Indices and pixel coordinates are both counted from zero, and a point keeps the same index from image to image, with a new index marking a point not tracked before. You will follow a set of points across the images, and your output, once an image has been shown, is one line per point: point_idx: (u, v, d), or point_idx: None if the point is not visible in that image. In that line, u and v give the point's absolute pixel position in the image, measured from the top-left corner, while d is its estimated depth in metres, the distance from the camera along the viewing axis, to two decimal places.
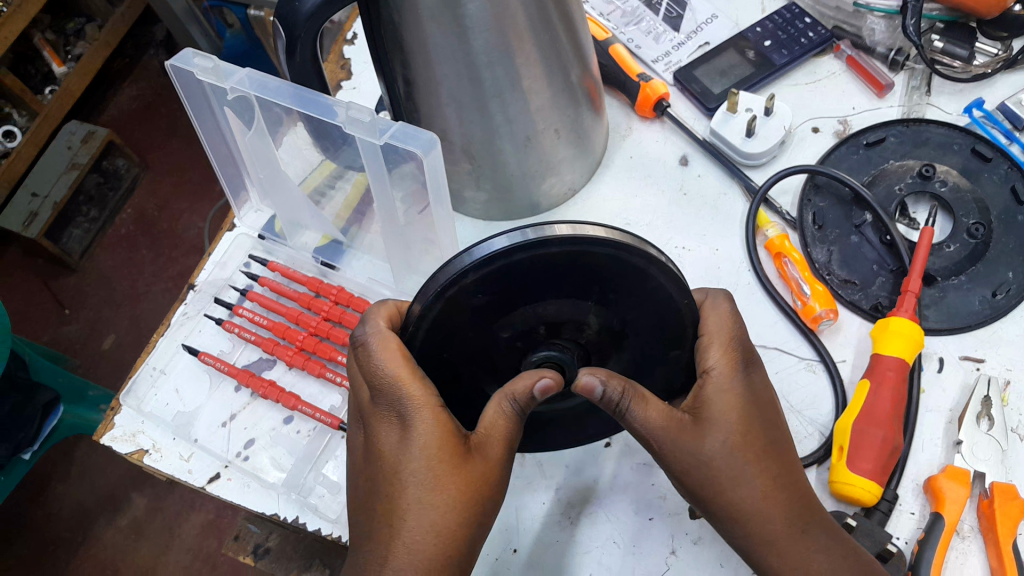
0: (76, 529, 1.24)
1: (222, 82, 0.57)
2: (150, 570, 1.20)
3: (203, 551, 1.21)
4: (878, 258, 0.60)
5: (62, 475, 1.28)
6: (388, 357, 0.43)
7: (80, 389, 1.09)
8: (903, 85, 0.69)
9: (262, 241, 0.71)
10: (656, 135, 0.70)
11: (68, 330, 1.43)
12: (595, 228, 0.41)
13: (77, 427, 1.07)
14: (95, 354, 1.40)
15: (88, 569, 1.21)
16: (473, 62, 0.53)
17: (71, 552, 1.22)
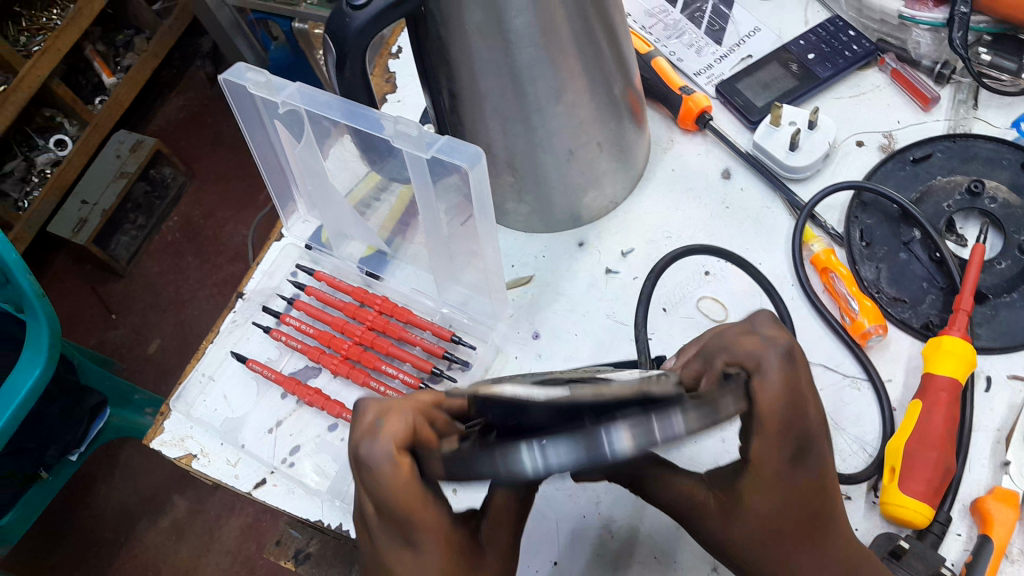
0: (119, 529, 1.27)
1: (273, 96, 0.58)
2: (190, 572, 1.22)
3: (243, 554, 1.23)
4: (928, 275, 0.60)
5: (107, 475, 1.31)
6: (398, 484, 0.38)
7: (125, 392, 1.11)
8: (949, 99, 0.68)
9: (309, 250, 0.73)
10: (698, 148, 0.70)
11: (115, 334, 1.47)
12: (666, 416, 0.30)
13: (123, 430, 1.08)
14: (140, 358, 1.43)
15: (131, 568, 1.24)
16: (518, 76, 0.54)
17: (115, 551, 1.25)
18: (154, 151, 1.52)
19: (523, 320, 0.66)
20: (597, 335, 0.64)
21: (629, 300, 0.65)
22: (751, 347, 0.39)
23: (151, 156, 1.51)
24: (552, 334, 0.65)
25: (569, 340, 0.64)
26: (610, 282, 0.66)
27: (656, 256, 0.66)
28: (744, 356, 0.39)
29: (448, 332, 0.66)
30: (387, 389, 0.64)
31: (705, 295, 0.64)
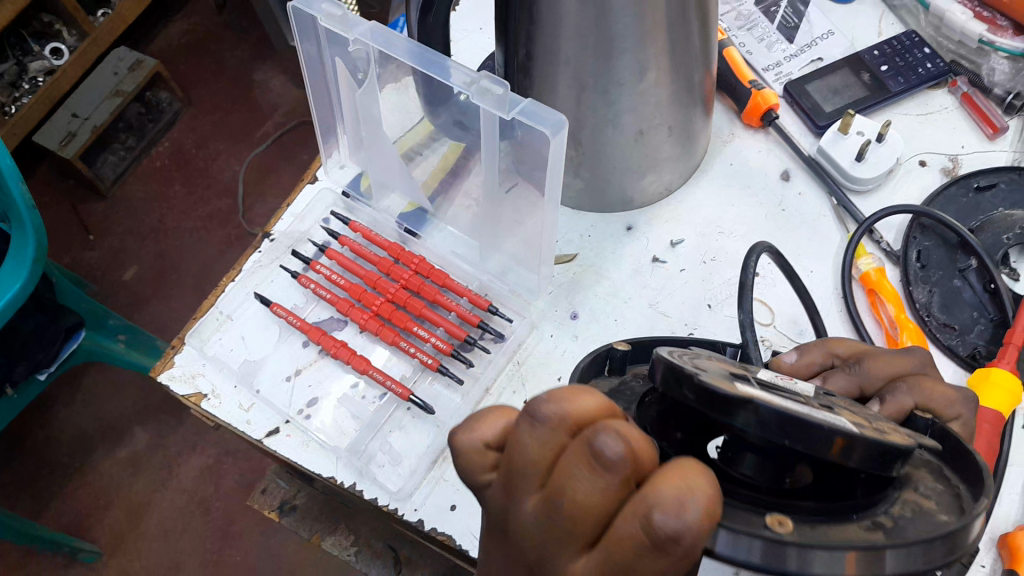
0: (75, 453, 1.23)
1: (347, 32, 0.55)
2: (145, 506, 1.19)
3: (199, 494, 1.20)
4: (978, 306, 0.59)
5: (67, 399, 1.27)
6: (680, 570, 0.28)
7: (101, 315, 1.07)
8: (1017, 131, 0.67)
9: (345, 198, 0.70)
10: (759, 146, 0.68)
11: (91, 256, 1.42)
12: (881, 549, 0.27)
13: (95, 354, 1.05)
14: (115, 283, 1.39)
15: (82, 495, 1.20)
16: (608, 46, 0.52)
17: (69, 476, 1.21)
18: (154, 74, 1.47)
19: (562, 298, 0.64)
20: (636, 322, 0.62)
21: (672, 292, 0.63)
22: (948, 401, 0.45)
23: (150, 78, 1.46)
24: (590, 316, 0.63)
25: (607, 325, 0.62)
26: (655, 270, 0.64)
27: (705, 249, 0.65)
28: (939, 403, 0.45)
29: (485, 301, 0.64)
30: (417, 352, 0.62)
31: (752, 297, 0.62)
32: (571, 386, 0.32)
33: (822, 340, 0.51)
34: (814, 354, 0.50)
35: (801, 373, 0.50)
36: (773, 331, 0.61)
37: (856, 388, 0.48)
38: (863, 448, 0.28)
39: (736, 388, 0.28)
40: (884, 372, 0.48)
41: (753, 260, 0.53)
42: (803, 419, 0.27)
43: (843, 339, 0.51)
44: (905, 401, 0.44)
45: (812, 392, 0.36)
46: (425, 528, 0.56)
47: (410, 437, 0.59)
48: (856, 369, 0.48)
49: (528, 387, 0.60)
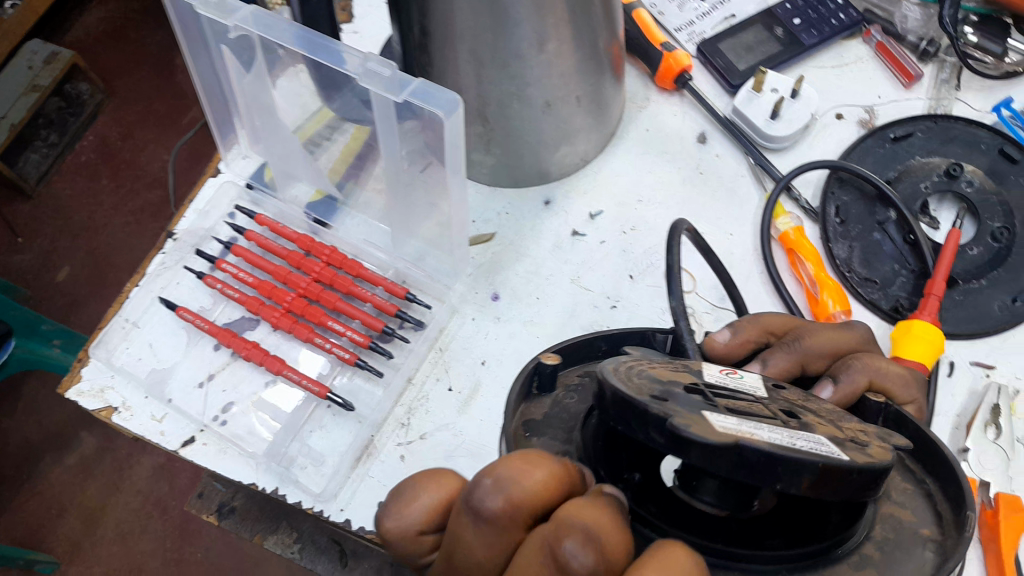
0: (22, 465, 1.17)
1: (224, 17, 0.51)
2: (99, 512, 1.15)
3: (155, 495, 1.16)
4: (899, 257, 0.58)
5: (8, 410, 1.20)
6: None
7: (34, 322, 1.01)
8: (932, 78, 0.66)
9: (249, 190, 0.66)
10: (674, 109, 0.67)
11: (20, 261, 1.34)
12: None
13: (29, 362, 1.01)
14: (49, 286, 1.32)
15: (32, 507, 1.15)
16: (501, 18, 0.49)
17: (16, 489, 1.16)
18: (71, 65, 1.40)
19: (481, 279, 0.62)
20: (559, 300, 0.61)
21: (594, 265, 0.62)
22: (899, 379, 0.46)
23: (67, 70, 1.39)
24: (512, 296, 0.61)
25: (529, 304, 0.61)
26: (576, 244, 0.63)
27: (625, 220, 0.63)
28: (891, 384, 0.45)
29: (402, 289, 0.62)
30: (333, 347, 0.60)
31: None
32: (518, 459, 0.31)
33: (756, 316, 0.49)
34: (748, 332, 0.48)
35: (735, 352, 0.48)
36: (695, 299, 0.59)
37: (796, 366, 0.47)
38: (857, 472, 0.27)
39: (717, 427, 0.26)
40: (824, 348, 0.47)
41: (678, 237, 0.50)
42: (795, 457, 0.26)
43: (774, 314, 0.49)
44: (859, 381, 0.44)
45: (760, 392, 0.37)
46: (354, 527, 0.53)
47: (330, 436, 0.57)
48: (795, 346, 0.47)
49: (452, 374, 0.58)
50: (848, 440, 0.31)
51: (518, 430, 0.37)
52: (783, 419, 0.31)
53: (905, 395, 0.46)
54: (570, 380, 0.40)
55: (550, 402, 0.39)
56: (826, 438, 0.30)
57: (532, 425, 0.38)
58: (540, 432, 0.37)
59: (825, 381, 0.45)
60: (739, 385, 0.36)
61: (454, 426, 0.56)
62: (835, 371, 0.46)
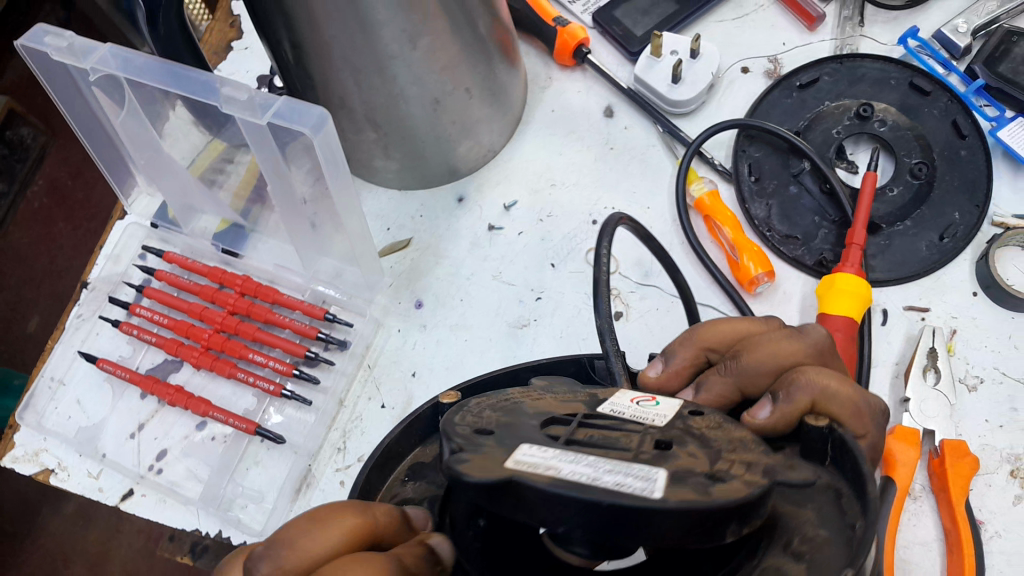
0: (19, 520, 1.15)
1: (81, 62, 0.50)
2: (101, 556, 1.13)
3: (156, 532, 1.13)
4: (818, 208, 0.57)
5: None
6: None
7: (4, 379, 1.00)
8: (834, 17, 0.64)
9: (156, 229, 0.64)
10: (578, 85, 0.65)
11: None
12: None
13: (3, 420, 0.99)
14: (20, 339, 1.30)
15: (36, 560, 1.13)
16: (364, 22, 0.47)
17: (17, 545, 1.14)
18: (10, 112, 1.31)
19: (403, 288, 0.60)
20: (485, 299, 0.59)
21: (515, 258, 0.60)
22: (850, 405, 0.36)
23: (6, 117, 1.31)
24: (435, 302, 0.60)
25: (453, 307, 0.59)
26: (494, 239, 0.61)
27: (541, 207, 0.62)
28: (840, 407, 0.36)
29: (321, 310, 0.60)
30: (257, 380, 0.58)
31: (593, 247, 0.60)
32: (308, 518, 0.30)
33: (689, 333, 0.42)
34: (682, 357, 0.42)
35: (673, 380, 0.42)
36: (618, 279, 0.58)
37: (734, 391, 0.40)
38: (666, 515, 0.22)
39: (500, 464, 0.24)
40: (765, 366, 0.39)
41: (610, 230, 0.46)
42: (570, 495, 0.23)
43: (713, 324, 0.42)
44: (799, 401, 0.35)
45: (664, 417, 0.30)
46: None
47: (267, 472, 0.56)
48: (731, 366, 0.40)
49: (384, 391, 0.57)
50: (713, 470, 0.26)
51: (399, 475, 0.38)
52: (646, 452, 0.27)
53: (859, 427, 0.36)
54: None
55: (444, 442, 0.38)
56: (672, 471, 0.25)
57: (416, 470, 0.38)
58: (419, 477, 0.37)
59: (766, 400, 0.37)
60: (643, 412, 0.31)
61: None
62: (775, 388, 0.37)
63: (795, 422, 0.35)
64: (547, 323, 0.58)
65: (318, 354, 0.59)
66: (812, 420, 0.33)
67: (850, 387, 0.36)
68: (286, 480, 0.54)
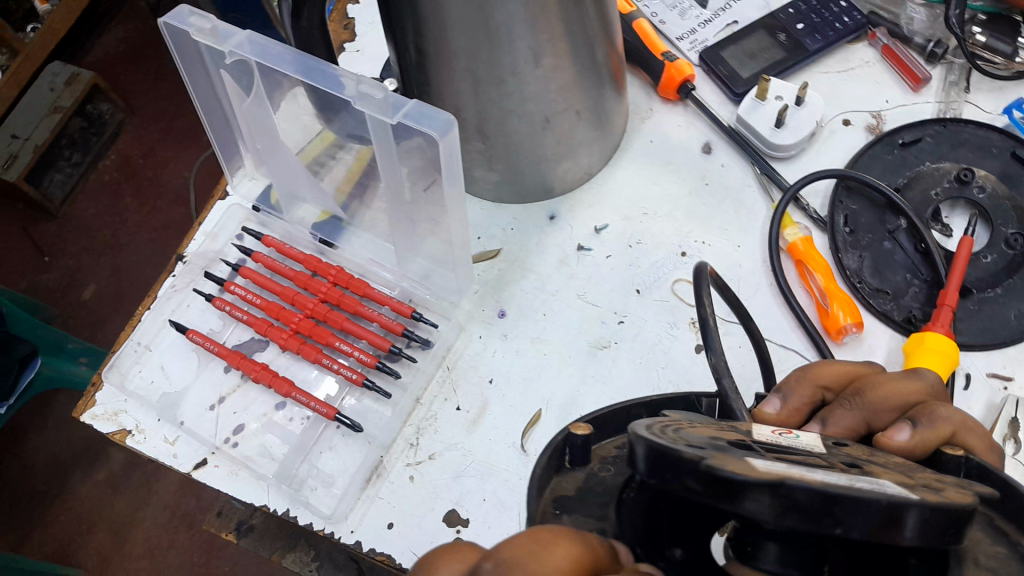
0: (53, 480, 1.18)
1: (220, 44, 0.52)
2: (127, 525, 1.15)
3: (181, 510, 1.15)
4: (911, 266, 0.57)
5: (40, 425, 1.22)
6: None
7: (59, 341, 1.03)
8: (940, 80, 0.65)
9: (257, 213, 0.67)
10: (678, 119, 0.66)
11: (49, 278, 1.34)
12: None
13: (55, 381, 1.01)
14: (76, 305, 1.32)
15: (65, 521, 1.16)
16: (495, 36, 0.49)
17: (48, 503, 1.17)
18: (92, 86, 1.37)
19: (488, 296, 0.62)
20: (567, 317, 0.60)
21: (601, 280, 0.61)
22: (981, 439, 0.38)
23: (88, 90, 1.37)
24: (518, 312, 0.61)
25: (535, 321, 0.60)
26: (582, 259, 0.62)
27: (630, 233, 0.63)
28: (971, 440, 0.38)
29: (408, 308, 0.62)
30: (341, 368, 0.60)
31: (681, 278, 0.61)
32: (528, 538, 0.25)
33: (803, 371, 0.43)
34: (799, 394, 0.42)
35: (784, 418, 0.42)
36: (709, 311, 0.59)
37: (861, 425, 0.40)
38: (931, 513, 0.24)
39: (756, 468, 0.25)
40: (890, 401, 0.40)
41: (705, 282, 0.47)
42: (850, 495, 0.24)
43: (825, 364, 0.43)
44: (941, 428, 0.37)
45: (819, 449, 0.33)
46: (364, 548, 0.54)
47: (340, 458, 0.57)
48: (856, 400, 0.40)
49: (460, 394, 0.58)
50: (918, 483, 0.29)
51: (548, 507, 0.35)
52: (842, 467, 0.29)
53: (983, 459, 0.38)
54: (606, 453, 0.40)
55: (585, 474, 0.37)
56: (888, 480, 0.28)
57: (562, 503, 0.35)
58: (570, 510, 0.35)
59: (902, 424, 0.38)
60: (793, 441, 0.33)
61: (463, 445, 0.56)
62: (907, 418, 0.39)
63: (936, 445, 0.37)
64: (628, 347, 0.59)
65: (399, 349, 0.60)
66: (949, 451, 0.36)
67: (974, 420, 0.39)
68: (358, 469, 0.56)
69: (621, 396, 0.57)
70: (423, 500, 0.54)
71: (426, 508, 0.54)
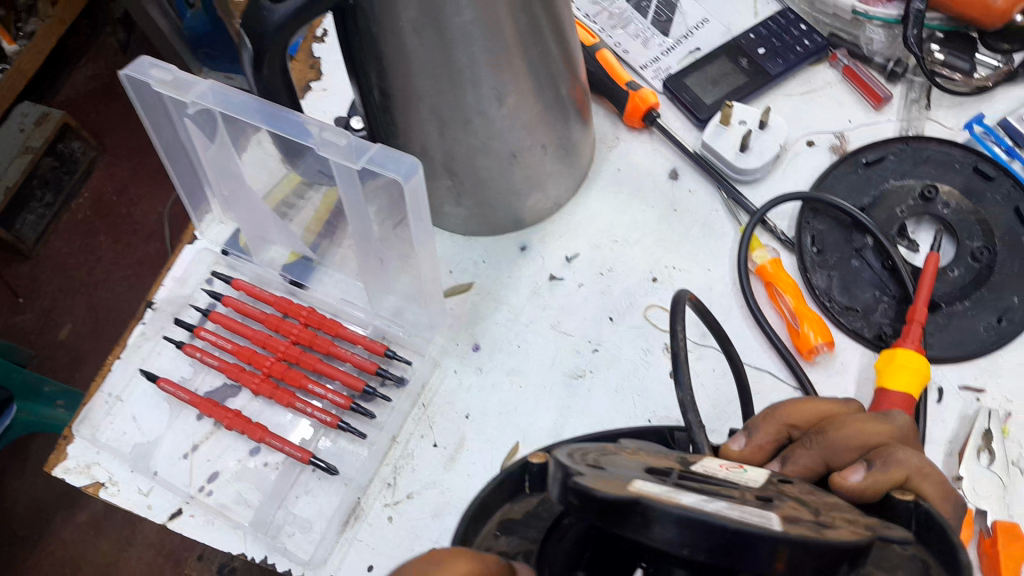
0: (33, 525, 1.16)
1: (181, 95, 0.52)
2: (111, 567, 1.13)
3: (166, 548, 1.14)
4: (879, 283, 0.58)
5: (19, 470, 1.19)
6: None
7: (34, 385, 1.00)
8: (901, 98, 0.66)
9: (226, 256, 0.66)
10: (645, 146, 0.67)
11: (25, 320, 1.32)
12: None
13: (31, 426, 0.98)
14: (53, 345, 1.30)
15: (46, 567, 1.13)
16: (457, 76, 0.48)
17: (30, 549, 1.14)
18: (62, 125, 1.35)
19: (462, 330, 0.61)
20: (542, 347, 0.60)
21: (574, 309, 0.61)
22: (941, 488, 0.37)
23: (59, 130, 1.34)
24: (492, 345, 0.61)
25: (509, 353, 0.60)
26: (555, 289, 0.62)
27: (602, 261, 0.63)
28: (930, 488, 0.36)
29: (381, 346, 0.61)
30: (315, 411, 0.59)
31: (653, 304, 0.61)
32: (426, 559, 0.30)
33: (773, 408, 0.43)
34: (765, 432, 0.43)
35: (752, 456, 0.43)
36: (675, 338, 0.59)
37: (821, 465, 0.40)
38: (784, 546, 0.25)
39: (628, 488, 0.27)
40: (851, 442, 0.40)
41: (681, 310, 0.49)
42: (702, 518, 0.25)
43: (797, 404, 0.43)
44: (894, 473, 0.36)
45: (753, 482, 0.33)
46: None
47: (317, 501, 0.56)
48: (817, 439, 0.40)
49: (437, 430, 0.58)
50: (819, 520, 0.29)
51: (490, 528, 0.37)
52: (751, 499, 0.29)
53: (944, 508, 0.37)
54: None
55: (537, 500, 0.38)
56: (784, 514, 0.28)
57: (507, 525, 0.37)
58: (511, 532, 0.37)
59: (857, 465, 0.37)
60: (735, 474, 0.34)
61: (440, 483, 0.56)
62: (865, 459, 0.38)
63: (885, 490, 0.36)
64: (603, 376, 0.58)
65: (371, 387, 0.59)
66: (898, 495, 0.35)
67: (936, 467, 0.37)
68: (335, 512, 0.55)
69: (598, 425, 0.56)
70: (402, 540, 0.54)
71: (406, 549, 0.53)
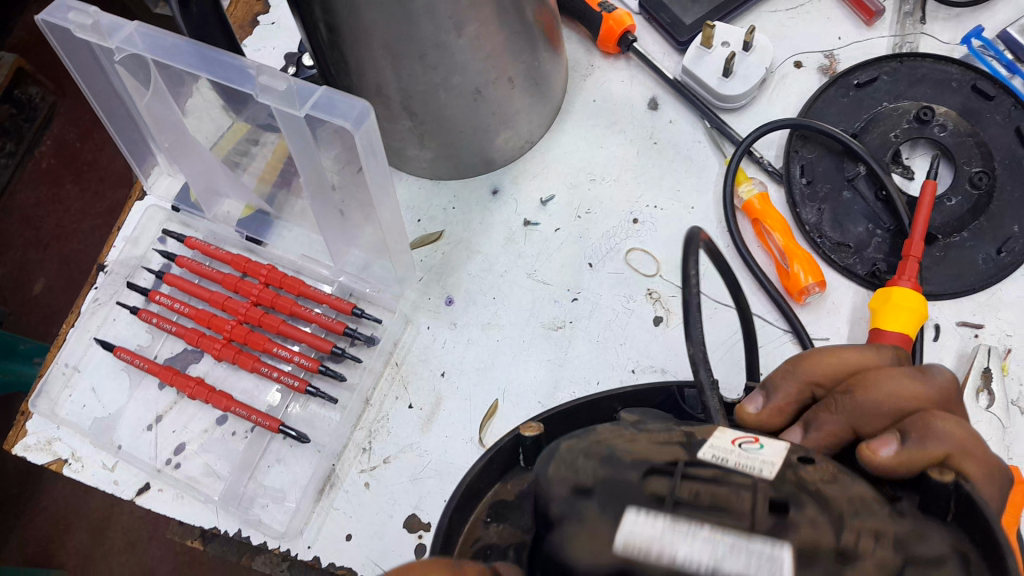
0: (24, 482, 1.13)
1: (105, 40, 0.47)
2: (105, 521, 1.10)
3: None
4: (872, 215, 0.54)
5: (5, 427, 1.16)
6: None
7: (10, 343, 0.94)
8: (893, 12, 0.61)
9: (178, 212, 0.63)
10: (621, 74, 0.62)
11: None
12: None
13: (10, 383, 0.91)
14: (26, 301, 1.26)
15: (39, 524, 1.11)
16: (408, 8, 0.44)
17: (21, 507, 1.12)
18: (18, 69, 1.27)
19: (433, 283, 0.58)
20: (519, 297, 0.57)
21: (551, 255, 0.58)
22: (985, 466, 0.33)
23: (14, 74, 1.26)
24: (466, 298, 0.57)
25: (485, 304, 0.57)
26: (530, 234, 0.59)
27: (579, 202, 0.59)
28: (974, 466, 0.33)
29: (348, 304, 0.58)
30: (281, 375, 0.56)
31: (633, 247, 0.57)
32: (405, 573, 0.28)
33: (797, 365, 0.40)
34: (786, 393, 0.40)
35: (772, 420, 0.40)
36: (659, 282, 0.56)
37: (847, 430, 0.37)
38: None
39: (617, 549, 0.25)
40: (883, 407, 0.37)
41: (695, 251, 0.40)
42: None
43: (824, 362, 0.40)
44: (933, 450, 0.33)
45: (761, 469, 0.29)
46: (324, 565, 0.51)
47: (289, 470, 0.54)
48: (844, 403, 0.38)
49: (412, 390, 0.55)
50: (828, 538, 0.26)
51: (480, 515, 0.36)
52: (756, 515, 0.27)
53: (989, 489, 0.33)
54: None
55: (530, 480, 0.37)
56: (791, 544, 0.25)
57: (498, 510, 0.36)
58: (502, 519, 0.36)
59: (891, 438, 0.34)
60: (748, 459, 0.30)
61: (418, 446, 0.53)
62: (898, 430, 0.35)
63: (920, 468, 0.32)
64: (584, 325, 0.55)
65: (338, 347, 0.56)
66: (934, 473, 0.31)
67: (980, 445, 0.34)
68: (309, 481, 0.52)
69: (581, 378, 0.54)
70: (380, 507, 0.51)
71: (385, 516, 0.51)
